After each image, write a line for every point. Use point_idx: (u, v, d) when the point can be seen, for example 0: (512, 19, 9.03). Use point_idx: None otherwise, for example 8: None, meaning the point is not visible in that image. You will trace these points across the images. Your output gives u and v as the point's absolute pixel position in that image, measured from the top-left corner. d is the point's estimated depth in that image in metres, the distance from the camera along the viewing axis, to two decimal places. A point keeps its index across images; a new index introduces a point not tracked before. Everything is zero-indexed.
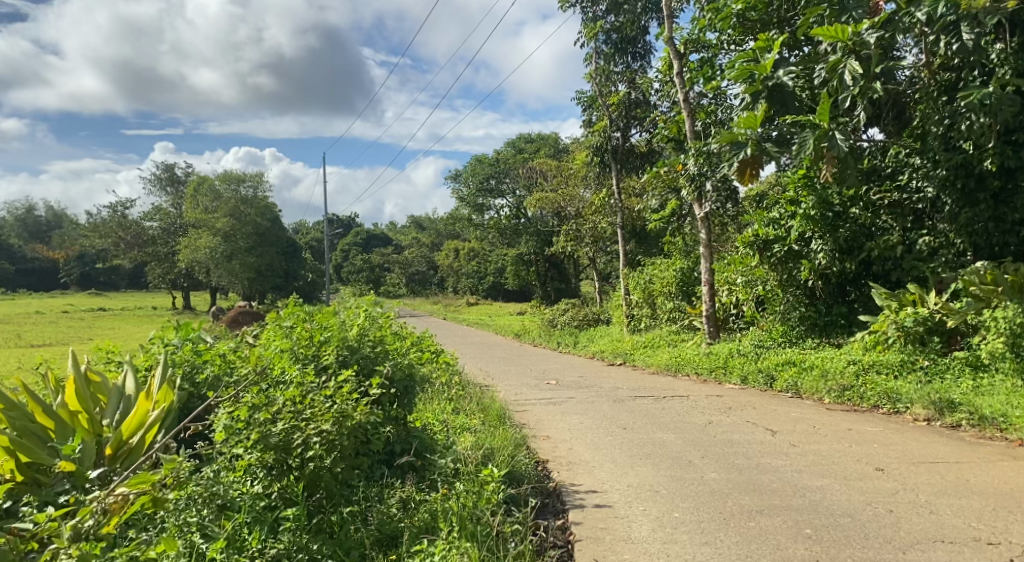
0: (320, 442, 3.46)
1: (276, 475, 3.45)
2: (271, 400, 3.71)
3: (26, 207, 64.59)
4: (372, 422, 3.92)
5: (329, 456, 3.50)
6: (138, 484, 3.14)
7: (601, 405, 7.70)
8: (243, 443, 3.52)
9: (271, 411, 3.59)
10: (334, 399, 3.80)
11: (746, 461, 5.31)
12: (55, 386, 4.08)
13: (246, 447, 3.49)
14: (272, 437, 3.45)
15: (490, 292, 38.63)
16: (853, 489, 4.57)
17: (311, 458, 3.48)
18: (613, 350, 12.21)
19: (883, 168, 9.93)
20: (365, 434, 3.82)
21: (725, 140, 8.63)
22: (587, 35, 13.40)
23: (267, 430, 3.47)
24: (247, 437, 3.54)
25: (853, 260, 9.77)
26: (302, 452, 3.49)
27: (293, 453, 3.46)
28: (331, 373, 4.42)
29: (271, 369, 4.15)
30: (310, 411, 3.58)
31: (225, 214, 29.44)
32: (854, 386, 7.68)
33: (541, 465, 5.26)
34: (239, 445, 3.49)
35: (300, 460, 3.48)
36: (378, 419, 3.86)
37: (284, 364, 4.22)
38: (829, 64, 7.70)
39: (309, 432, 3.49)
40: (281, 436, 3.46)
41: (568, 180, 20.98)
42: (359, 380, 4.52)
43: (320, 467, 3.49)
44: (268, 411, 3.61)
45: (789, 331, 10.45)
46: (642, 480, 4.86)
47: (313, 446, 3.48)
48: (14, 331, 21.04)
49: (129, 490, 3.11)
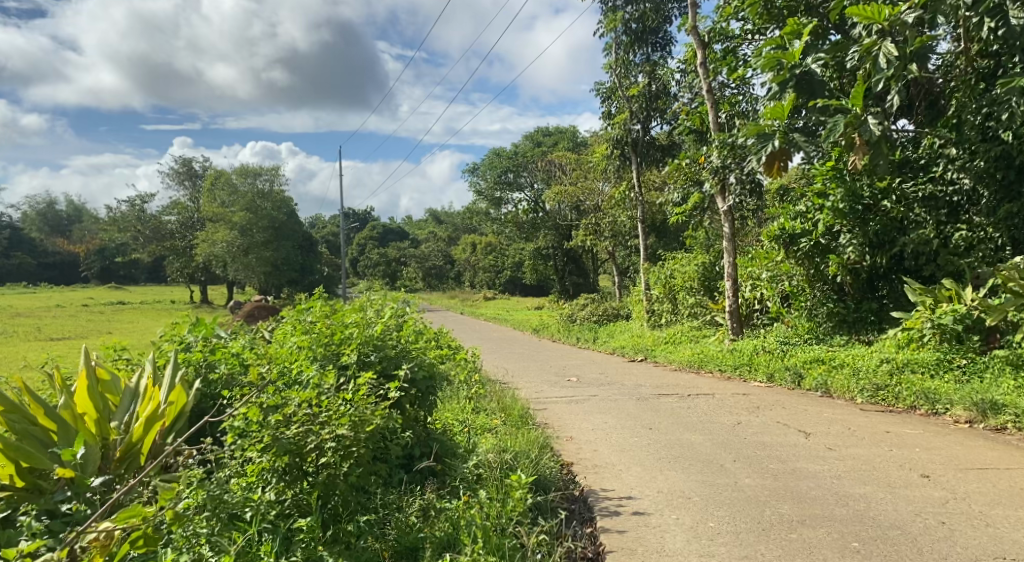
0: (335, 447, 3.21)
1: (289, 480, 3.21)
2: (286, 401, 3.45)
3: (48, 201, 65.27)
4: (390, 426, 3.69)
5: (345, 462, 3.24)
6: (126, 518, 2.88)
7: (623, 405, 7.43)
8: (255, 446, 3.27)
9: (285, 413, 3.33)
10: (351, 401, 3.55)
11: (782, 466, 5.05)
12: (60, 385, 3.89)
13: (259, 451, 3.25)
14: (284, 440, 3.20)
15: (507, 286, 38.38)
16: (900, 498, 4.31)
17: (326, 464, 3.24)
18: (634, 346, 11.95)
19: (915, 159, 9.52)
20: (383, 439, 3.59)
21: (752, 132, 8.39)
22: (607, 25, 13.10)
23: (279, 433, 3.22)
24: (259, 440, 3.29)
25: (885, 255, 9.51)
26: (316, 458, 3.24)
27: (307, 459, 3.22)
28: (351, 374, 4.18)
29: (288, 368, 3.94)
30: (325, 414, 3.33)
31: (241, 208, 29.45)
32: (888, 385, 7.40)
33: (566, 469, 5.05)
34: (250, 449, 3.25)
35: (314, 466, 3.24)
36: (397, 422, 3.61)
37: (297, 366, 4.00)
38: (863, 46, 7.40)
39: (324, 436, 3.24)
40: (294, 438, 3.21)
41: (586, 173, 20.68)
42: (377, 381, 4.27)
43: (335, 475, 3.24)
44: (281, 413, 3.35)
45: (816, 328, 10.17)
46: (672, 486, 4.63)
47: (327, 452, 3.23)
48: (35, 324, 21.15)
49: (115, 525, 2.85)
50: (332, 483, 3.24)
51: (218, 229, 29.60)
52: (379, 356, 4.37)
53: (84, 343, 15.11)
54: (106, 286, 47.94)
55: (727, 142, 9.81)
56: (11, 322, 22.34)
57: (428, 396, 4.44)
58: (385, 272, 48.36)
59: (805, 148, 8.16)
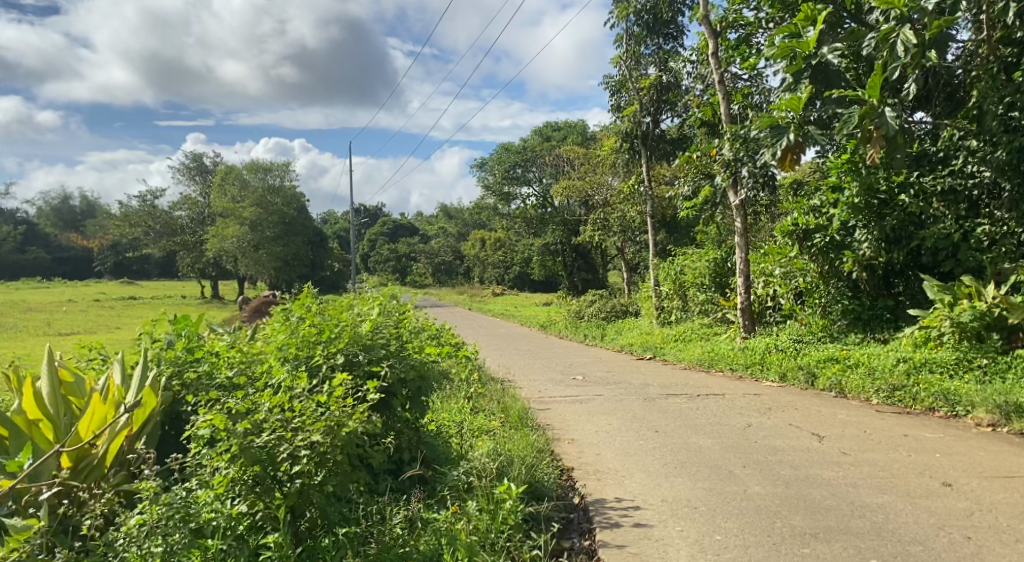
0: (309, 455, 3.03)
1: (260, 492, 3.01)
2: (258, 405, 3.25)
3: (62, 196, 65.69)
4: (371, 433, 3.48)
5: (319, 471, 3.09)
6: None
7: (629, 405, 7.17)
8: (223, 455, 3.07)
9: (254, 419, 3.11)
10: (328, 405, 3.36)
11: (794, 472, 4.77)
12: (17, 387, 3.66)
13: (227, 459, 3.05)
14: (253, 448, 3.00)
15: (517, 281, 38.11)
16: (920, 510, 4.04)
17: (300, 473, 3.07)
18: (642, 344, 11.68)
19: (934, 152, 9.11)
20: (363, 447, 3.39)
21: (765, 124, 8.09)
22: (618, 15, 12.81)
23: (247, 441, 3.02)
24: (228, 448, 3.08)
25: (902, 251, 9.20)
26: (288, 467, 3.06)
27: (280, 467, 3.03)
28: (336, 376, 3.95)
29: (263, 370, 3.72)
30: (299, 419, 3.15)
31: (251, 204, 29.34)
32: (906, 386, 7.11)
33: (566, 474, 4.82)
34: (217, 458, 3.04)
35: (286, 475, 3.06)
36: (378, 429, 3.41)
37: (274, 372, 3.79)
38: (880, 33, 7.09)
39: (297, 443, 3.05)
40: (264, 445, 3.02)
41: (596, 168, 20.38)
42: (359, 381, 4.03)
43: (309, 485, 3.08)
44: (251, 419, 3.13)
45: (830, 326, 9.79)
46: (677, 494, 4.38)
47: (301, 460, 3.05)
48: (44, 320, 21.12)
49: None
50: (304, 493, 3.07)
51: (227, 225, 29.54)
52: (369, 356, 4.13)
53: (90, 337, 14.97)
54: (118, 281, 48.05)
55: (739, 134, 9.70)
56: (21, 316, 22.28)
57: (418, 397, 4.21)
58: (395, 267, 48.54)
59: (821, 140, 7.90)
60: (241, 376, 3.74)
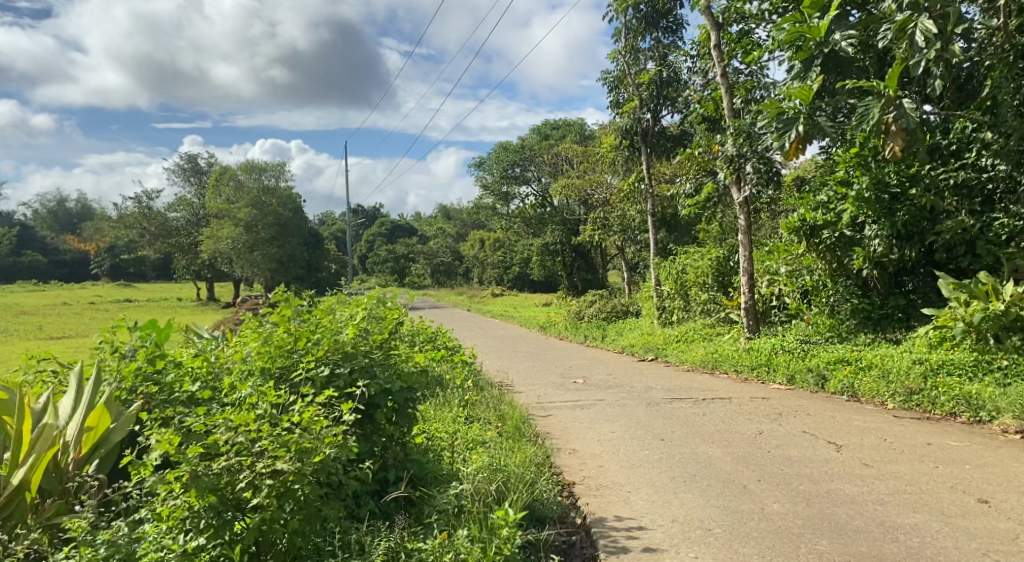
0: (272, 484, 2.71)
1: (213, 525, 2.68)
2: (215, 426, 2.92)
3: (58, 199, 65.26)
4: (348, 458, 3.11)
5: (286, 505, 2.74)
6: None
7: (633, 411, 6.78)
8: (170, 484, 2.76)
9: (210, 444, 2.80)
10: (298, 425, 3.01)
11: (813, 487, 4.41)
12: None
13: (175, 491, 2.74)
14: (205, 477, 2.68)
15: (515, 282, 37.69)
16: (959, 532, 3.70)
17: (262, 506, 2.73)
18: (644, 344, 11.32)
19: (945, 145, 8.72)
20: (338, 474, 3.03)
21: (771, 114, 7.57)
22: (618, 8, 12.46)
23: (198, 468, 2.71)
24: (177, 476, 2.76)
25: (914, 247, 8.82)
26: (249, 499, 2.74)
27: (240, 498, 2.72)
28: (312, 392, 3.59)
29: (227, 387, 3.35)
30: (262, 443, 2.81)
31: (247, 205, 28.96)
32: (923, 389, 6.73)
33: (565, 490, 4.46)
34: (163, 488, 2.73)
35: (248, 507, 2.74)
36: (356, 451, 3.05)
37: (239, 386, 3.41)
38: (897, 23, 6.66)
39: (260, 470, 2.74)
40: (220, 472, 2.72)
41: (595, 166, 20.03)
42: (332, 396, 3.63)
43: (273, 521, 2.72)
44: (204, 444, 2.81)
45: (838, 326, 9.41)
46: (687, 512, 4.03)
47: (262, 491, 2.73)
48: (35, 324, 20.58)
49: None
50: (266, 529, 2.72)
51: (223, 226, 29.09)
52: (351, 369, 3.72)
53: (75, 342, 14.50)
54: (113, 284, 47.46)
55: (743, 128, 9.23)
56: (14, 320, 21.88)
57: (405, 411, 3.80)
58: (393, 268, 48.29)
59: (829, 131, 7.33)
60: (203, 391, 3.40)
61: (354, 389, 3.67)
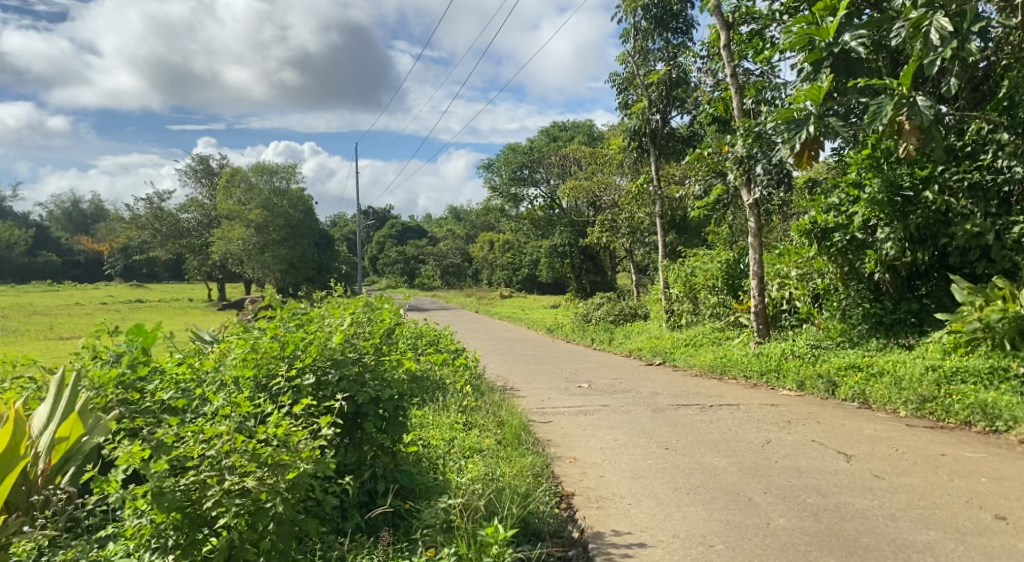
0: (238, 504, 2.73)
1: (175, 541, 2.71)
2: (182, 441, 2.94)
3: (72, 200, 65.70)
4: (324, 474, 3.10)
5: (254, 524, 2.75)
6: None
7: (638, 417, 6.62)
8: (134, 500, 2.78)
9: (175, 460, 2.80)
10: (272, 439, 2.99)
11: (821, 501, 4.24)
12: None
13: (139, 508, 2.77)
14: (168, 495, 2.68)
15: (525, 284, 37.56)
16: (976, 551, 3.53)
17: (228, 525, 2.75)
18: (652, 348, 11.15)
19: (960, 146, 8.48)
20: (312, 490, 3.01)
21: (782, 117, 7.32)
22: (626, 8, 12.31)
23: (163, 485, 2.71)
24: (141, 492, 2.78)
25: (928, 251, 8.59)
26: (212, 517, 2.75)
27: (204, 516, 2.73)
28: (293, 401, 3.50)
29: (205, 397, 3.29)
30: (231, 459, 2.82)
31: (257, 206, 28.98)
32: (937, 397, 6.54)
33: (564, 502, 4.32)
34: (126, 505, 2.76)
35: (212, 525, 2.75)
36: (331, 468, 3.04)
37: (219, 394, 3.33)
38: (911, 21, 6.50)
39: (225, 489, 2.74)
40: (185, 490, 2.73)
41: (604, 167, 19.84)
42: (312, 406, 3.52)
43: (238, 541, 2.73)
44: (169, 459, 2.83)
45: (850, 330, 9.22)
46: (689, 526, 3.88)
47: (226, 510, 2.73)
48: (47, 323, 20.65)
49: None
50: (236, 548, 2.73)
51: (233, 227, 29.11)
52: (339, 377, 3.59)
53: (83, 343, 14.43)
54: (125, 284, 47.63)
55: (752, 129, 9.01)
56: (25, 320, 21.92)
57: (395, 420, 3.69)
58: (403, 269, 48.28)
59: (841, 133, 7.17)
60: (177, 400, 3.31)
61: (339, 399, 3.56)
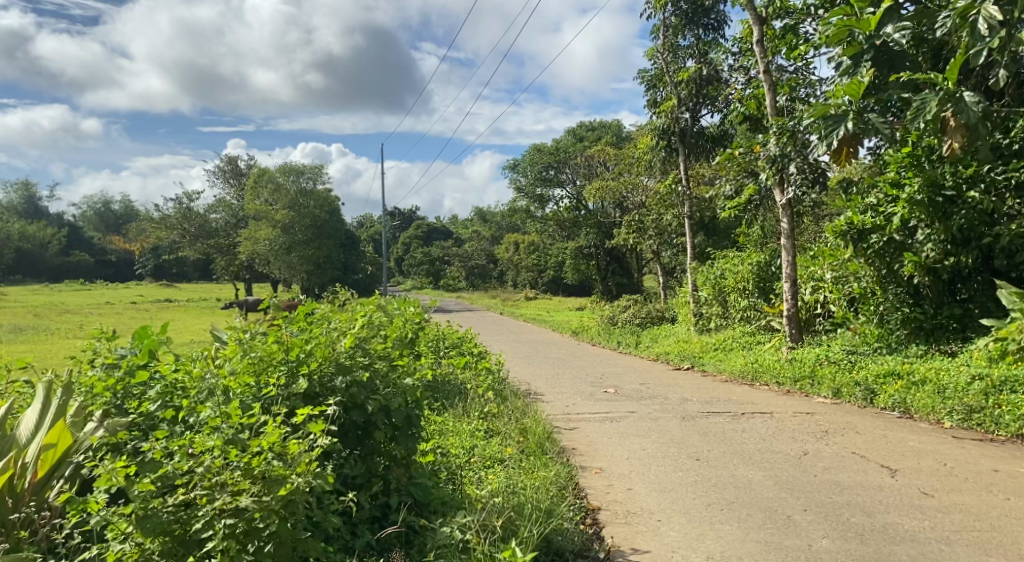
0: (225, 522, 2.61)
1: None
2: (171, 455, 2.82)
3: (104, 200, 66.72)
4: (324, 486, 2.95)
5: (247, 545, 2.65)
6: None
7: (667, 425, 6.34)
8: (119, 524, 2.66)
9: (161, 478, 2.69)
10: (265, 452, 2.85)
11: (868, 520, 3.93)
12: None
13: (121, 533, 2.65)
14: (155, 518, 2.59)
15: (550, 285, 37.26)
16: None
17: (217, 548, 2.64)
18: (679, 353, 10.84)
19: (1007, 144, 8.02)
20: (309, 506, 2.88)
21: (818, 114, 6.90)
22: (655, 4, 11.98)
23: (149, 507, 2.61)
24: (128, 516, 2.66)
25: (971, 253, 8.19)
26: (202, 539, 2.64)
27: (192, 539, 2.63)
28: (288, 408, 3.33)
29: (197, 408, 3.15)
30: (222, 475, 2.68)
31: (284, 207, 29.03)
32: (985, 407, 6.17)
33: (589, 517, 4.07)
34: (109, 528, 2.65)
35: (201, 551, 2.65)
36: (330, 483, 2.89)
37: (213, 402, 3.18)
38: (958, 8, 6.03)
39: (216, 509, 2.63)
40: (172, 512, 2.62)
41: (632, 167, 19.53)
42: (311, 414, 3.34)
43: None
44: (154, 479, 2.71)
45: (886, 335, 8.84)
46: (724, 547, 3.61)
47: (216, 529, 2.62)
48: (77, 321, 20.83)
49: None
50: None
51: (259, 227, 29.17)
52: (341, 378, 3.40)
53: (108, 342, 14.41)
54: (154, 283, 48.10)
55: (787, 127, 8.72)
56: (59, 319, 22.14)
57: (406, 431, 3.50)
58: (428, 270, 48.29)
59: (882, 130, 6.73)
60: (167, 410, 3.17)
61: (340, 403, 3.38)
